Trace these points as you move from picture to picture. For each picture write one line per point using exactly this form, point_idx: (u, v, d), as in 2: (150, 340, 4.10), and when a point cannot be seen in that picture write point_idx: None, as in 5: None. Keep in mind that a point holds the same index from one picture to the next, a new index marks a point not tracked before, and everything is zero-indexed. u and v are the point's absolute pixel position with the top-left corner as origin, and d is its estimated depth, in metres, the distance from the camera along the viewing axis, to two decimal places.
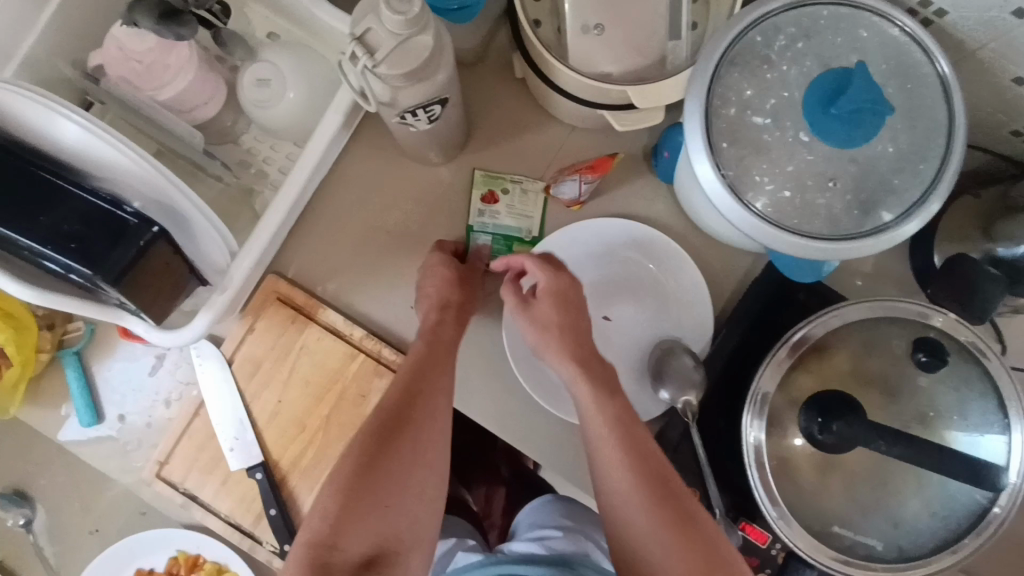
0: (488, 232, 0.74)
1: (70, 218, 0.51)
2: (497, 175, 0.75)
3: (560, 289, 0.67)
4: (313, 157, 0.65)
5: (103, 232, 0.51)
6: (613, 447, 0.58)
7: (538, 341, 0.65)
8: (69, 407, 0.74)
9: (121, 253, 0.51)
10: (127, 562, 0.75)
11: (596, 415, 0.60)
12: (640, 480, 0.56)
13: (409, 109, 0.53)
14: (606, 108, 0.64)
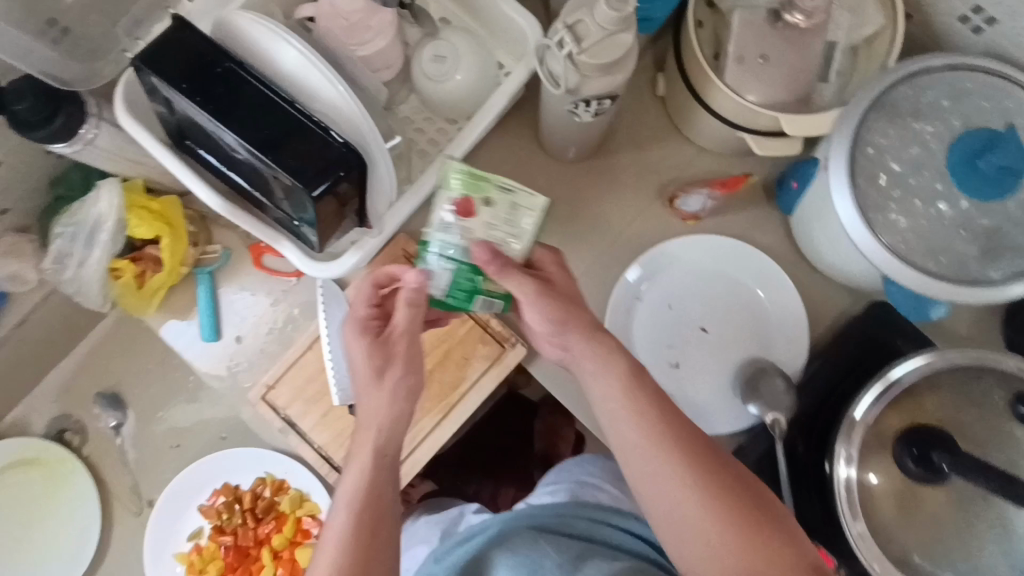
0: (451, 251, 0.61)
1: (276, 128, 0.53)
2: (481, 178, 0.61)
3: (556, 276, 0.65)
4: (475, 131, 0.69)
5: (307, 148, 0.53)
6: (659, 459, 0.55)
7: (562, 341, 0.63)
8: (193, 321, 0.80)
9: (323, 175, 0.52)
10: (213, 477, 0.78)
11: (631, 433, 0.57)
12: (703, 489, 0.54)
13: (587, 98, 0.58)
14: (750, 132, 0.68)
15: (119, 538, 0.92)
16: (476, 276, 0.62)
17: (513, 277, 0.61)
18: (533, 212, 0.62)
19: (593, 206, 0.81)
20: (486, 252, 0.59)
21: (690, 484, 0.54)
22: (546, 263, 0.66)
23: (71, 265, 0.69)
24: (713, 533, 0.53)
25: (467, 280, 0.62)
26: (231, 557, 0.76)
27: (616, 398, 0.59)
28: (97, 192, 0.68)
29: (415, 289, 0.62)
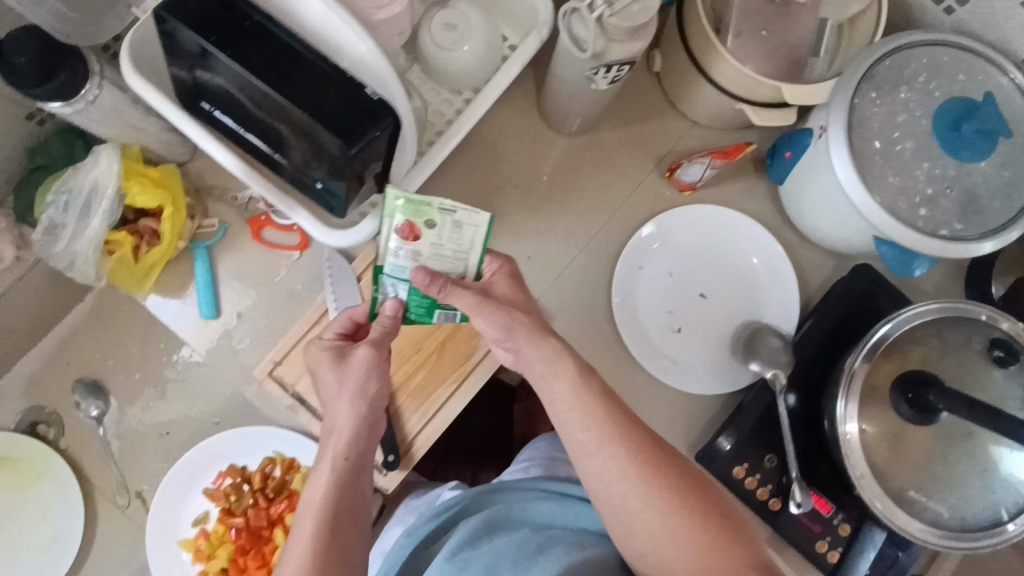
0: (406, 278, 0.67)
1: (315, 87, 0.53)
2: (421, 203, 0.65)
3: (499, 283, 0.66)
4: (485, 102, 0.72)
5: (348, 107, 0.53)
6: (610, 460, 0.58)
7: (509, 340, 0.63)
8: (190, 298, 0.77)
9: (362, 132, 0.52)
10: (220, 459, 0.76)
11: (587, 438, 0.59)
12: (647, 488, 0.57)
13: (609, 64, 0.60)
14: (747, 102, 0.71)
15: (104, 533, 0.87)
16: (429, 293, 0.68)
17: (456, 294, 0.64)
18: (475, 228, 0.66)
19: (593, 179, 0.83)
20: (424, 276, 0.62)
21: (650, 472, 0.58)
22: (490, 270, 0.67)
23: (63, 237, 0.67)
24: (657, 522, 0.57)
25: (421, 301, 0.68)
26: (242, 539, 0.74)
27: (565, 400, 0.60)
28: (94, 157, 0.65)
29: (391, 321, 0.66)
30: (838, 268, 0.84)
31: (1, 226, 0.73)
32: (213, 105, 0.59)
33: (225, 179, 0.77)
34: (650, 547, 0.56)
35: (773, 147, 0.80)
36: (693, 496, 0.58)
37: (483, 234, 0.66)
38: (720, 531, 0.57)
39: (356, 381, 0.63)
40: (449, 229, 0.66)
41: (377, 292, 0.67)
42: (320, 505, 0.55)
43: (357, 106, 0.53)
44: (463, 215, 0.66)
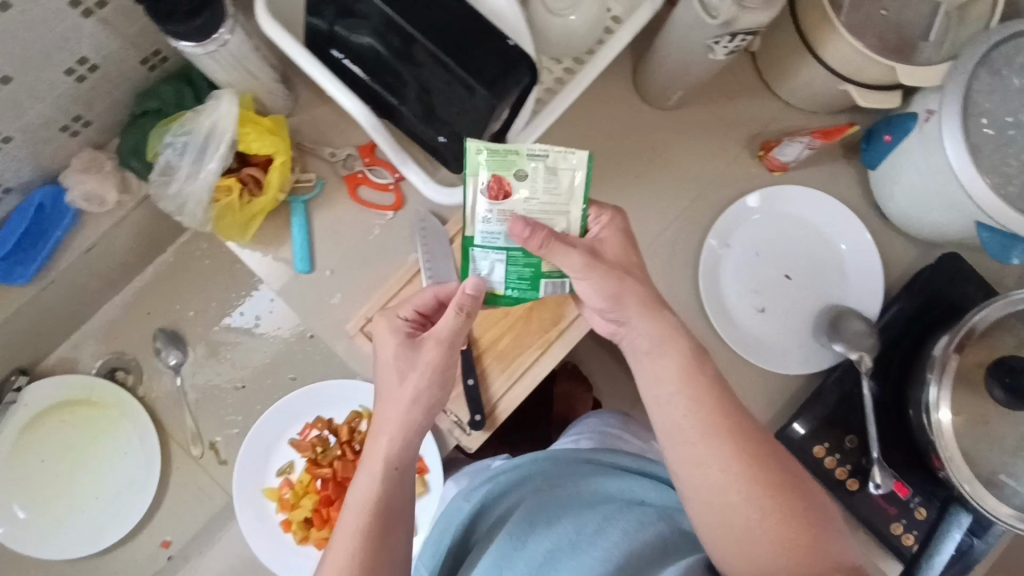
0: (502, 244, 0.60)
1: (460, 39, 0.59)
2: (507, 152, 0.57)
3: (609, 240, 0.62)
4: (599, 66, 0.68)
5: (490, 57, 0.58)
6: (711, 451, 0.56)
7: (618, 314, 0.62)
8: (285, 252, 0.77)
9: (509, 82, 0.58)
10: (307, 410, 0.77)
11: (691, 430, 0.57)
12: (749, 482, 0.55)
13: (737, 32, 0.61)
14: (853, 83, 0.72)
15: (177, 481, 0.89)
16: (531, 260, 0.61)
17: (560, 252, 0.58)
18: (573, 171, 0.59)
19: (682, 155, 0.83)
20: (521, 228, 0.56)
21: (750, 461, 0.55)
22: (600, 223, 0.62)
23: (177, 178, 0.70)
24: (757, 518, 0.53)
25: (524, 269, 0.61)
26: (328, 490, 0.75)
27: (671, 380, 0.59)
28: (214, 102, 0.67)
29: (471, 301, 0.58)
30: (921, 256, 0.84)
31: (105, 168, 0.73)
32: (343, 53, 0.59)
33: (322, 134, 0.78)
34: (738, 538, 0.53)
35: (870, 130, 0.80)
36: (797, 496, 0.55)
37: (582, 176, 0.59)
38: (820, 537, 0.53)
39: (419, 383, 0.58)
40: (544, 174, 0.58)
41: (469, 265, 0.61)
42: (367, 504, 0.54)
43: (500, 56, 0.58)
44: (557, 159, 0.58)
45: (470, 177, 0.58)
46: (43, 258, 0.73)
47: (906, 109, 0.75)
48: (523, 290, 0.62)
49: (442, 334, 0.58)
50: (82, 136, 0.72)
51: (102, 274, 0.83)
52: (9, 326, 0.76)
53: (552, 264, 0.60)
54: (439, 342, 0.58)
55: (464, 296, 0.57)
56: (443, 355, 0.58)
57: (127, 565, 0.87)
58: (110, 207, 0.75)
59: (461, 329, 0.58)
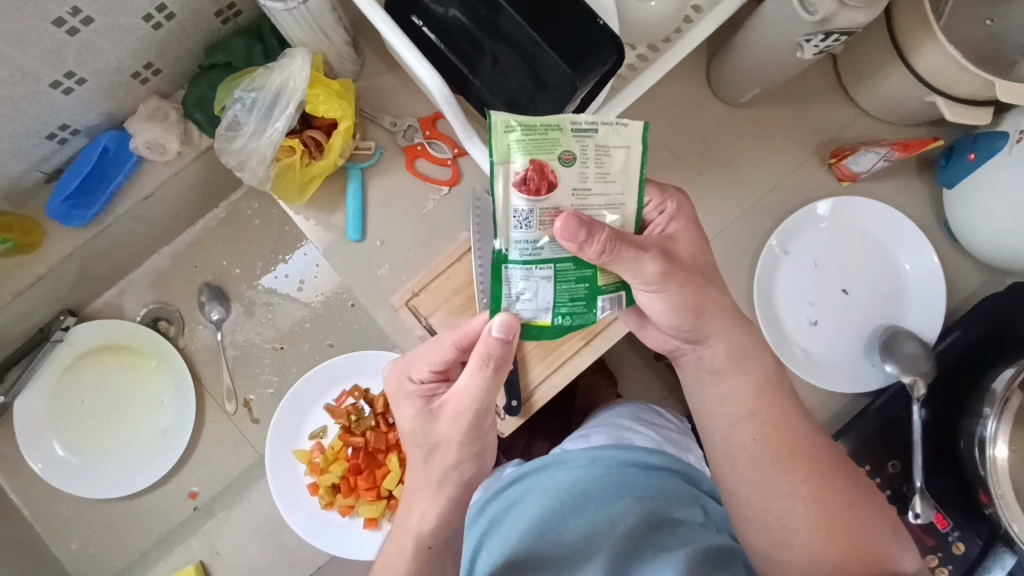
0: (547, 259, 0.50)
1: (548, 14, 0.56)
2: (547, 129, 0.47)
3: (679, 237, 0.59)
4: (680, 52, 0.65)
5: (578, 37, 0.56)
6: (782, 476, 0.58)
7: (694, 330, 0.60)
8: (339, 219, 0.77)
9: (597, 63, 0.55)
10: (345, 377, 0.77)
11: (761, 455, 0.59)
12: (818, 503, 0.58)
13: (831, 32, 0.59)
14: (942, 94, 0.68)
15: (209, 434, 0.89)
16: (583, 275, 0.52)
17: (622, 258, 0.51)
18: (626, 149, 0.50)
19: (749, 155, 0.80)
20: (576, 228, 0.47)
21: (813, 477, 0.59)
22: (666, 213, 0.59)
23: (243, 135, 0.69)
24: (820, 539, 0.57)
25: (576, 285, 0.52)
26: (358, 458, 0.75)
27: (743, 402, 0.61)
28: (288, 60, 0.65)
29: (499, 343, 0.52)
30: (988, 282, 0.81)
31: (170, 118, 0.74)
32: (424, 20, 0.58)
33: (384, 102, 0.76)
34: (799, 556, 0.57)
35: (950, 148, 0.77)
36: (857, 510, 0.58)
37: (636, 156, 0.50)
38: (877, 555, 0.57)
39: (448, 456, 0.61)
40: (595, 153, 0.49)
41: (503, 286, 0.51)
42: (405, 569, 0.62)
43: (588, 35, 0.55)
44: (606, 136, 0.50)
45: (499, 164, 0.47)
46: (101, 204, 0.74)
47: (993, 128, 0.71)
48: (575, 311, 0.53)
49: (461, 403, 0.56)
50: (150, 84, 0.73)
51: (156, 223, 0.84)
52: (64, 266, 0.77)
53: (608, 273, 0.53)
54: (460, 412, 0.57)
55: (491, 340, 0.52)
56: (464, 429, 0.58)
57: (155, 511, 0.88)
58: (170, 157, 0.75)
59: (485, 383, 0.54)
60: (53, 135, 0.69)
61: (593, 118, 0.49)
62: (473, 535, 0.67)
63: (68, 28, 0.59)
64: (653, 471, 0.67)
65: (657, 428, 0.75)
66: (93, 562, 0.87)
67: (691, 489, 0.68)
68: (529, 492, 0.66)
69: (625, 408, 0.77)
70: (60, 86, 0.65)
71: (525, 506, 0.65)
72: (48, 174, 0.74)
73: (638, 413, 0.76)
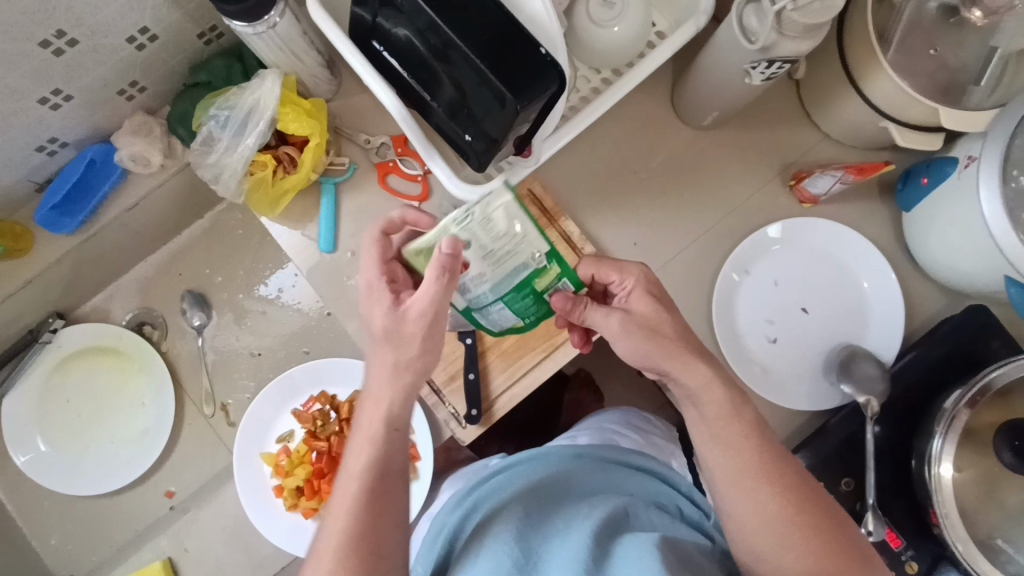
0: (493, 299, 0.57)
1: (493, 36, 0.56)
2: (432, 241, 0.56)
3: (639, 302, 0.64)
4: (633, 81, 0.69)
5: (518, 62, 0.56)
6: (748, 473, 0.57)
7: (652, 355, 0.61)
8: (311, 231, 0.80)
9: (542, 83, 0.56)
10: (313, 383, 0.79)
11: (719, 448, 0.59)
12: (785, 498, 0.56)
13: (774, 59, 0.61)
14: (896, 122, 0.70)
15: (187, 438, 0.93)
16: (523, 292, 0.57)
17: (595, 314, 0.63)
18: (506, 204, 0.52)
19: (712, 177, 0.83)
20: (563, 302, 0.60)
21: (779, 472, 0.57)
22: (626, 287, 0.65)
23: (217, 149, 0.74)
24: (791, 538, 0.54)
25: (525, 301, 0.58)
26: (323, 462, 0.77)
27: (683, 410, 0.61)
28: (258, 81, 0.71)
29: (448, 259, 0.51)
30: (950, 305, 0.81)
31: (155, 133, 0.78)
32: (383, 45, 0.61)
33: (359, 119, 0.80)
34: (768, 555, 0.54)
35: (909, 170, 0.78)
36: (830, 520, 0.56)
37: (516, 205, 0.53)
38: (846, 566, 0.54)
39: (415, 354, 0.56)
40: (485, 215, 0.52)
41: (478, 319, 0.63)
42: (361, 474, 0.53)
43: (533, 62, 0.56)
44: (489, 204, 0.53)
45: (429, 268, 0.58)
46: (87, 213, 0.78)
47: (947, 153, 0.73)
48: (540, 309, 0.62)
49: (422, 305, 0.54)
50: (136, 101, 0.77)
51: (141, 233, 0.88)
52: (52, 271, 0.81)
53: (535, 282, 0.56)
54: (420, 317, 0.54)
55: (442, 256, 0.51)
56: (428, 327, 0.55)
57: (132, 510, 0.91)
58: (154, 170, 0.79)
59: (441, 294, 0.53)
60: (42, 148, 0.73)
61: (466, 205, 0.54)
62: (452, 522, 0.63)
63: (54, 49, 0.63)
64: (632, 471, 0.68)
65: (643, 434, 0.78)
66: (71, 557, 0.90)
67: (664, 489, 0.67)
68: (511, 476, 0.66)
69: (614, 413, 0.81)
70: (47, 101, 0.69)
71: (507, 488, 0.64)
72: (38, 184, 0.78)
73: (627, 419, 0.80)
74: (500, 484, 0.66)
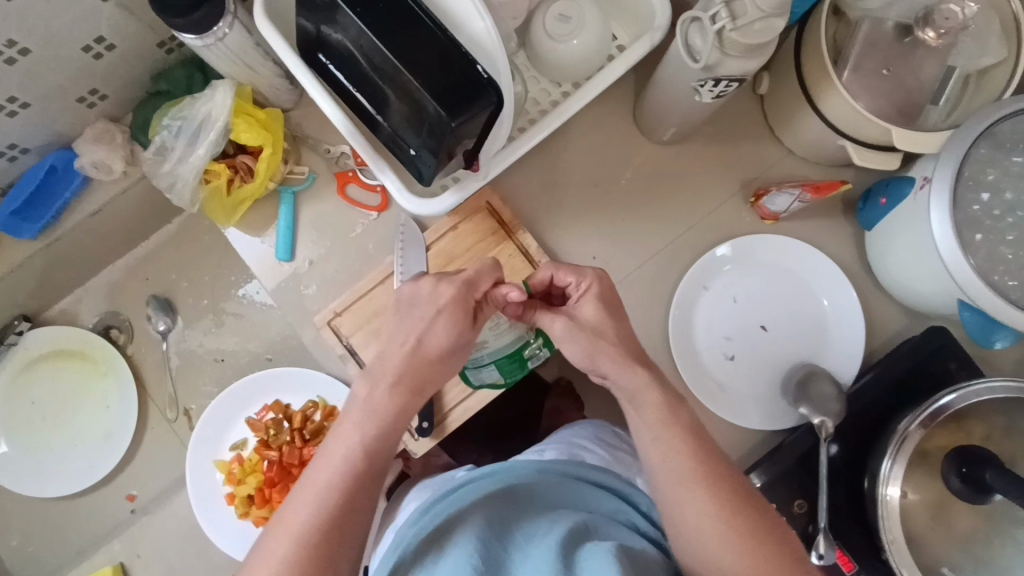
0: (490, 359, 0.76)
1: (429, 53, 0.55)
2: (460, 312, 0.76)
3: (586, 306, 0.62)
4: (586, 96, 0.69)
5: (457, 81, 0.55)
6: (692, 481, 0.54)
7: (588, 354, 0.61)
8: (269, 238, 0.80)
9: (479, 101, 0.55)
10: (266, 391, 0.80)
11: (666, 462, 0.55)
12: (723, 503, 0.53)
13: (720, 78, 0.61)
14: (852, 140, 0.69)
15: (150, 441, 0.93)
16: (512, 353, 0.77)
17: (542, 316, 0.64)
18: None
19: (672, 191, 0.82)
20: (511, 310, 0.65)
21: (718, 472, 0.55)
22: (582, 291, 0.63)
23: (172, 157, 0.75)
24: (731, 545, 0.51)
25: (512, 362, 0.77)
26: (272, 472, 0.76)
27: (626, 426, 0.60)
28: (211, 91, 0.72)
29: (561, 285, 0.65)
30: (913, 326, 0.80)
31: (116, 140, 0.78)
32: (329, 59, 0.62)
33: (320, 130, 0.80)
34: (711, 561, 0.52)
35: (870, 189, 0.77)
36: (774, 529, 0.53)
37: None
38: (792, 573, 0.51)
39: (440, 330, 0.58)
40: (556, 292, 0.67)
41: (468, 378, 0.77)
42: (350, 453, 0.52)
43: (469, 79, 0.55)
44: None
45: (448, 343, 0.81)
46: (49, 217, 0.79)
47: (906, 173, 0.72)
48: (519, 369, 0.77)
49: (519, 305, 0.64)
50: (98, 108, 0.78)
51: (107, 238, 0.88)
52: (15, 274, 0.82)
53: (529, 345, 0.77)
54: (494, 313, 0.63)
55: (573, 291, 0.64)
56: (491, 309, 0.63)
57: (94, 512, 0.92)
58: (116, 176, 0.80)
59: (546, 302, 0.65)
60: (2, 154, 0.74)
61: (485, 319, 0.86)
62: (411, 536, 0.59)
63: (7, 57, 0.64)
64: (596, 488, 0.64)
65: (610, 447, 0.74)
66: (32, 557, 0.91)
67: (622, 508, 0.63)
68: (467, 488, 0.61)
69: (586, 427, 0.77)
70: (4, 109, 0.69)
71: (466, 504, 0.59)
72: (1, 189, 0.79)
73: (594, 430, 0.76)
74: (460, 496, 0.60)
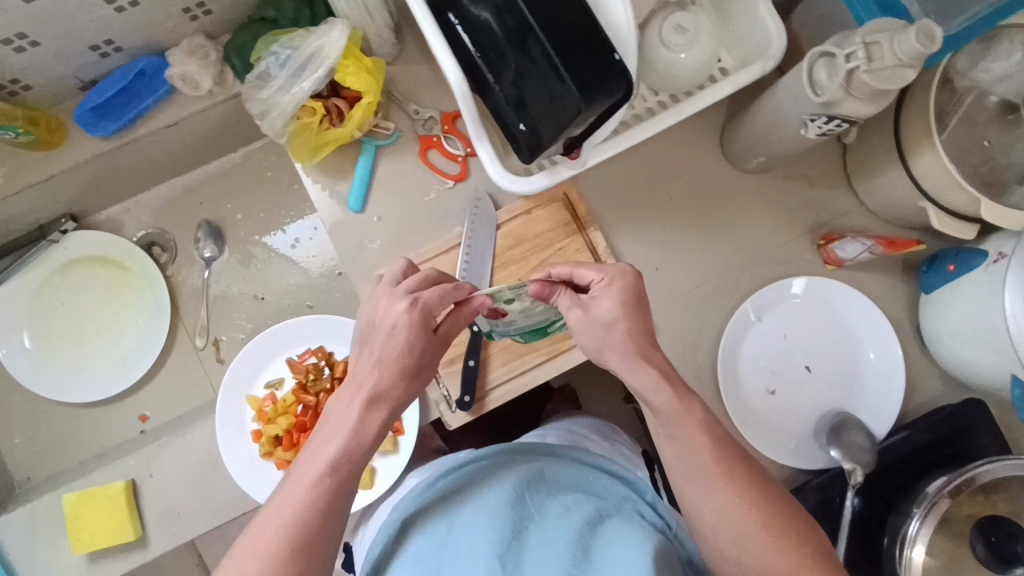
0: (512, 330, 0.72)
1: (574, 36, 0.57)
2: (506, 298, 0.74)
3: (602, 300, 0.59)
4: (692, 108, 0.69)
5: (596, 67, 0.57)
6: (719, 480, 0.53)
7: (599, 348, 0.59)
8: (344, 187, 0.79)
9: (610, 90, 0.57)
10: (311, 336, 0.79)
11: (697, 462, 0.53)
12: (752, 506, 0.52)
13: (833, 116, 0.62)
14: (936, 204, 0.71)
15: (172, 365, 0.92)
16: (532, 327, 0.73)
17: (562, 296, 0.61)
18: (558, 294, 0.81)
19: (743, 219, 0.83)
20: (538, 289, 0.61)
21: (750, 475, 0.54)
22: (602, 284, 0.60)
23: (270, 86, 0.75)
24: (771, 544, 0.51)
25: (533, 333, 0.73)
26: (305, 417, 0.76)
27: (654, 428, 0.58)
28: (328, 28, 0.72)
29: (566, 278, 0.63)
30: (949, 394, 0.82)
31: (209, 58, 0.77)
32: (458, 19, 0.61)
33: (413, 90, 0.80)
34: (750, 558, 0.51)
35: (937, 255, 0.79)
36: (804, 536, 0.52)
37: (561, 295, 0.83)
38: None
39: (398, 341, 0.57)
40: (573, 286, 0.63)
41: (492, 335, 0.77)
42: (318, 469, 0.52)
43: (604, 67, 0.57)
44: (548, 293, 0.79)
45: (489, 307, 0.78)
46: (125, 122, 0.78)
47: (979, 245, 0.74)
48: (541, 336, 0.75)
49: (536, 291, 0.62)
50: (198, 23, 0.77)
51: (172, 153, 0.87)
52: (76, 171, 0.81)
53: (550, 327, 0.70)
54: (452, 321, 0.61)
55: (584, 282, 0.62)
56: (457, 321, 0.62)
57: (104, 425, 0.91)
58: (201, 94, 0.79)
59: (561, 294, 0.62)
60: (96, 48, 0.73)
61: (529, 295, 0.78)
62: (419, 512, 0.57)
63: None
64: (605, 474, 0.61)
65: (614, 444, 0.75)
66: (35, 458, 0.90)
67: (628, 495, 0.59)
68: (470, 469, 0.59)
69: (585, 421, 0.79)
70: (114, 3, 0.68)
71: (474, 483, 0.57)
72: (83, 83, 0.78)
73: (601, 428, 0.78)
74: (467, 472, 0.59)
